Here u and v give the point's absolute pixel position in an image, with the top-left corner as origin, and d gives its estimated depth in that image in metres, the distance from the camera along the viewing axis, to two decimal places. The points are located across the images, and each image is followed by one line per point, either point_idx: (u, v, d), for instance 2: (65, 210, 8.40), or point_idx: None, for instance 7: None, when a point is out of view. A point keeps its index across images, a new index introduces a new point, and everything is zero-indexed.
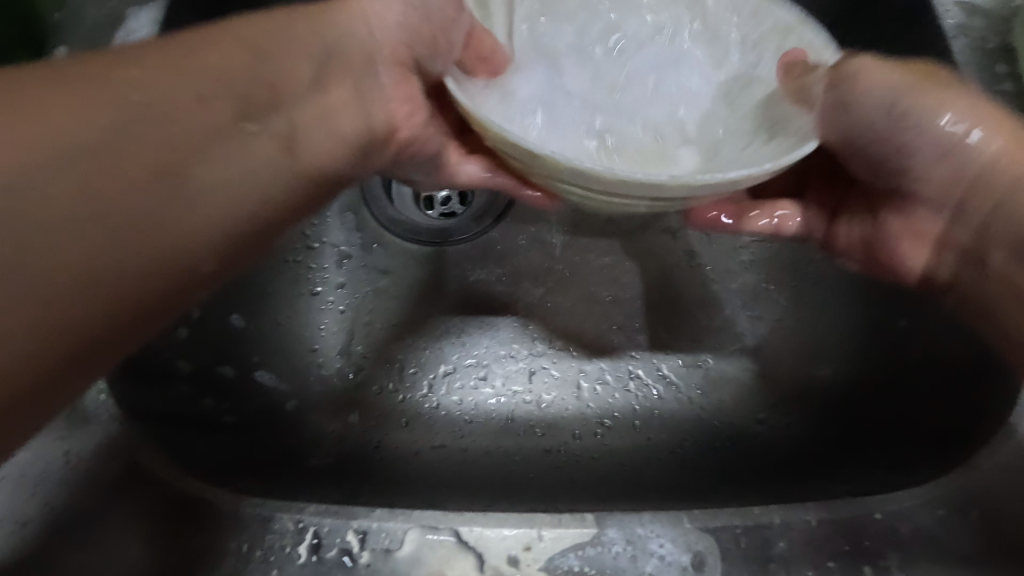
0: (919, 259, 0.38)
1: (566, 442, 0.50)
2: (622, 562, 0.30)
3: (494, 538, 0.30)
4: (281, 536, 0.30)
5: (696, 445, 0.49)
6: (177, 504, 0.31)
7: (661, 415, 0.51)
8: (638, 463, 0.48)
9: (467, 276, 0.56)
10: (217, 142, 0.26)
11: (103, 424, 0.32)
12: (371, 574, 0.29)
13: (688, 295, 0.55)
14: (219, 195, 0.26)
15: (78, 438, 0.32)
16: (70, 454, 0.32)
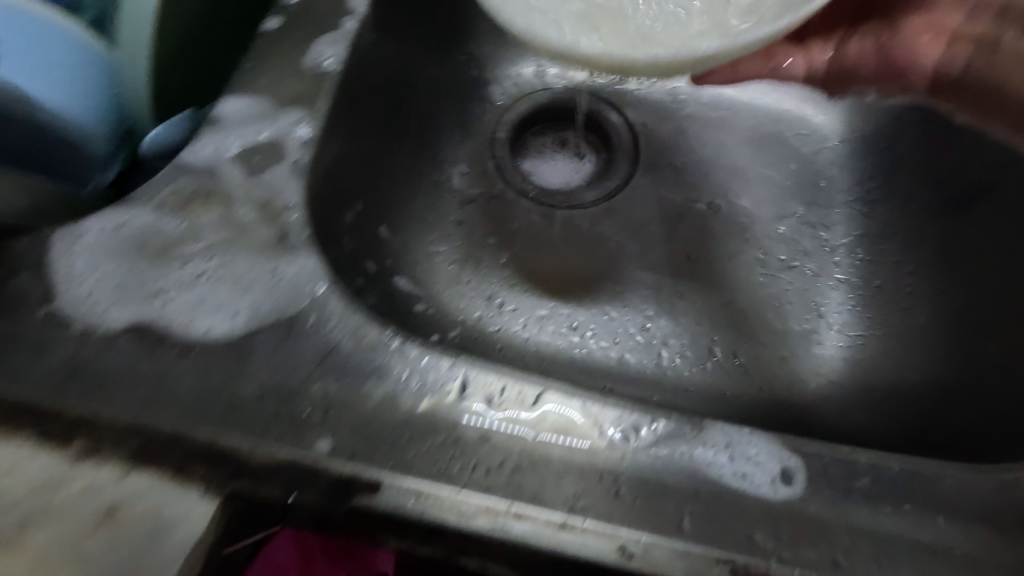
0: (935, 55, 0.44)
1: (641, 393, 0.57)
2: (721, 461, 0.34)
3: (613, 416, 0.34)
4: (436, 373, 0.35)
5: (761, 420, 0.56)
6: (353, 329, 0.37)
7: (723, 391, 0.58)
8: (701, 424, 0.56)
9: (565, 240, 0.65)
10: None
11: (303, 255, 0.39)
12: (506, 418, 0.34)
13: (762, 299, 0.63)
14: None
15: (284, 260, 0.38)
16: (278, 270, 0.38)
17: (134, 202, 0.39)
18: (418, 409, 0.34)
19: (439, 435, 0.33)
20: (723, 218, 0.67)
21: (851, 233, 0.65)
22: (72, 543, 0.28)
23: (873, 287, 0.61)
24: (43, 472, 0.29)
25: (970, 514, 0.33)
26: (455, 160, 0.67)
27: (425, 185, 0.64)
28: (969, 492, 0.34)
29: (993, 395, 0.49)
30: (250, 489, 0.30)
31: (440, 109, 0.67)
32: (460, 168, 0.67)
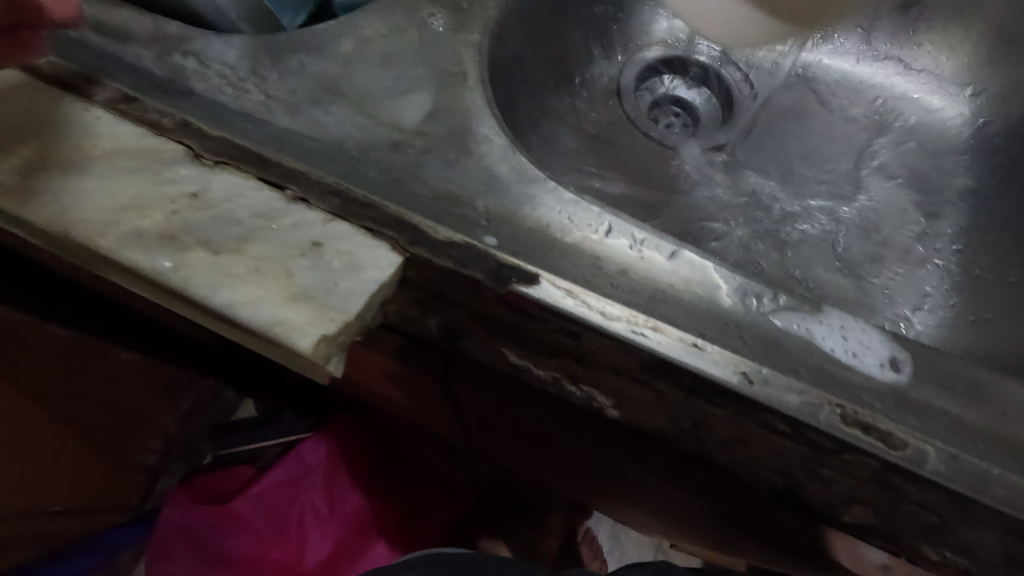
0: None
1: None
2: (833, 338, 0.36)
3: (740, 281, 0.37)
4: (586, 213, 0.39)
5: None
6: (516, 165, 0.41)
7: None
8: None
9: (673, 178, 0.68)
10: None
11: (478, 98, 0.43)
12: (644, 261, 0.37)
13: (857, 266, 0.64)
14: None
15: (462, 98, 0.43)
16: (457, 104, 0.42)
17: (340, 27, 0.44)
18: (566, 238, 0.38)
19: (585, 261, 0.37)
20: (831, 189, 0.68)
21: (956, 224, 0.66)
22: (283, 260, 0.33)
23: (971, 275, 0.62)
24: (262, 204, 0.34)
25: None
26: (584, 88, 0.71)
27: (555, 99, 0.68)
28: None
29: None
30: (427, 256, 0.34)
31: (583, 36, 0.70)
32: (586, 95, 0.71)
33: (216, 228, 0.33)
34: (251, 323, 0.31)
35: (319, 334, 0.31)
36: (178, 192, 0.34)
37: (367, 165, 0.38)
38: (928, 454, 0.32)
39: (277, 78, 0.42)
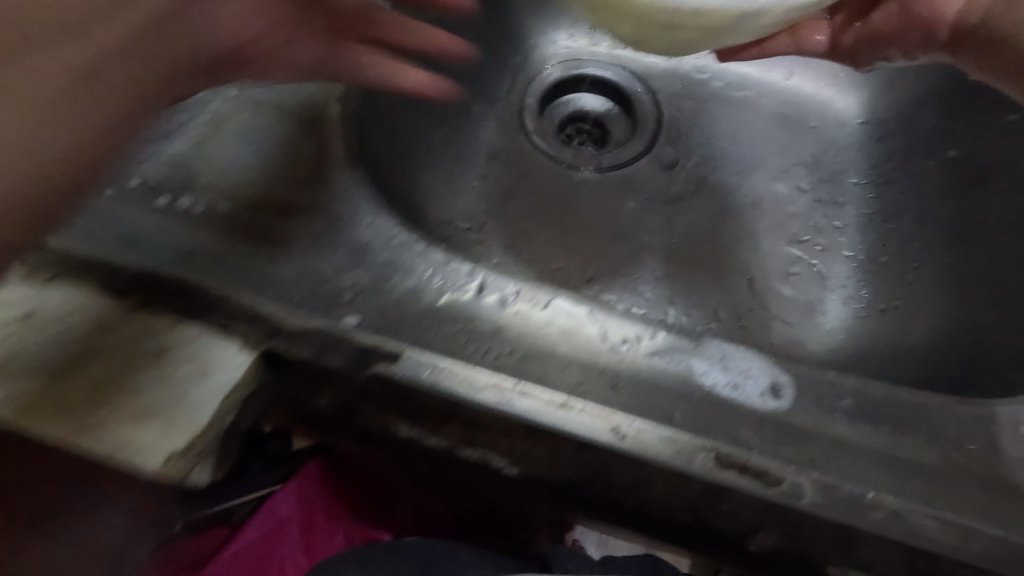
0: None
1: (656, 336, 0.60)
2: (714, 370, 0.36)
3: (616, 325, 0.37)
4: (457, 273, 0.38)
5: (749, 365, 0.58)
6: None
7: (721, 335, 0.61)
8: None
9: (583, 199, 0.68)
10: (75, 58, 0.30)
11: (339, 167, 0.42)
12: (517, 316, 0.37)
13: (767, 266, 0.65)
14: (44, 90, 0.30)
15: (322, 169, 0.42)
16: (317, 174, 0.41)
17: (193, 102, 0.43)
18: (436, 302, 0.37)
19: (455, 325, 0.36)
20: (740, 193, 0.69)
21: (861, 213, 0.66)
22: (122, 376, 0.32)
23: (878, 264, 0.63)
24: (100, 317, 0.33)
25: (953, 446, 0.35)
26: (488, 114, 0.71)
27: (455, 135, 0.67)
28: (959, 427, 0.36)
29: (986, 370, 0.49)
30: (282, 350, 0.33)
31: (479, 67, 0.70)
32: (490, 124, 0.71)
33: (48, 351, 0.32)
34: (93, 451, 0.31)
35: (166, 454, 0.30)
36: (6, 315, 0.33)
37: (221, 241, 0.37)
38: (805, 488, 0.31)
39: (129, 165, 0.40)
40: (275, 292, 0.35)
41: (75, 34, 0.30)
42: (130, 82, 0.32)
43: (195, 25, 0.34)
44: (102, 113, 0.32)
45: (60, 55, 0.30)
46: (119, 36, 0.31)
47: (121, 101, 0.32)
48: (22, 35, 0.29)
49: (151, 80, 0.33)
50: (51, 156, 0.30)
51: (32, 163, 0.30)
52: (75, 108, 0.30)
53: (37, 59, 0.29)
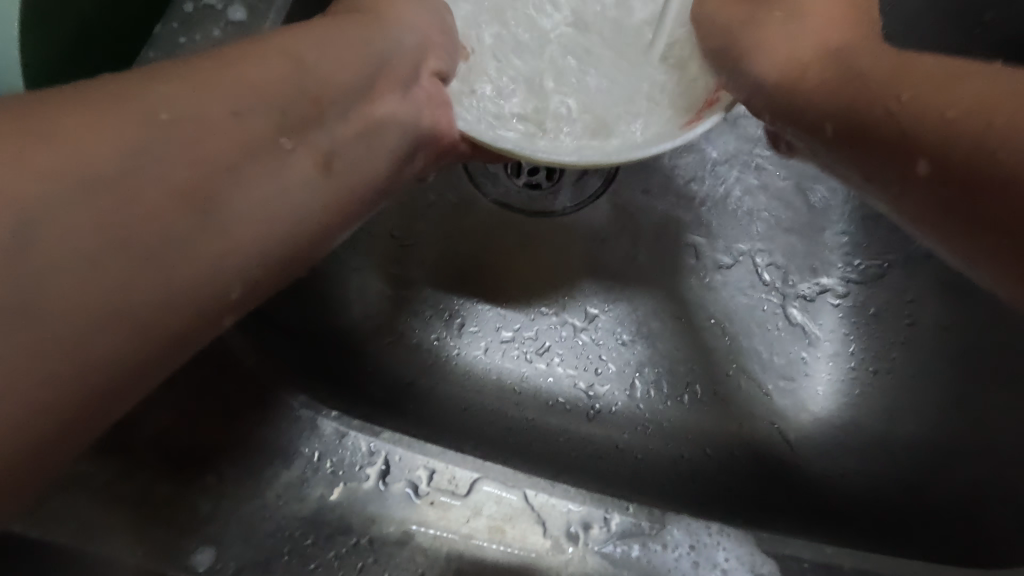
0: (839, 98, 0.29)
1: (590, 460, 0.48)
2: (683, 565, 0.29)
3: (560, 512, 0.30)
4: (352, 453, 0.31)
5: (717, 451, 0.51)
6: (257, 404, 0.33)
7: (693, 410, 0.53)
8: (668, 469, 0.49)
9: (532, 251, 0.57)
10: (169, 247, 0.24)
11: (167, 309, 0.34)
12: (432, 511, 0.30)
13: (742, 324, 0.55)
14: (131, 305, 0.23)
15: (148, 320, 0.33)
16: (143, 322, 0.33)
17: None
18: (329, 498, 0.31)
19: (351, 537, 0.30)
20: (707, 237, 0.57)
21: (847, 251, 0.55)
22: None
23: (868, 315, 0.53)
24: None
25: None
26: None
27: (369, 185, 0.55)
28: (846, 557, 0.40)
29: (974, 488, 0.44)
30: None
31: None
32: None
33: None
34: None
35: None
36: None
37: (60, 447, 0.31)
38: None
39: None
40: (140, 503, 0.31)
41: (308, 185, 0.29)
42: (290, 224, 0.28)
43: (336, 144, 0.31)
44: (270, 257, 0.28)
45: (285, 202, 0.28)
46: (340, 190, 0.31)
47: (274, 275, 0.29)
48: (240, 174, 0.26)
49: (334, 221, 0.31)
50: (230, 272, 0.26)
51: (169, 311, 0.24)
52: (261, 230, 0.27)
53: (255, 206, 0.27)
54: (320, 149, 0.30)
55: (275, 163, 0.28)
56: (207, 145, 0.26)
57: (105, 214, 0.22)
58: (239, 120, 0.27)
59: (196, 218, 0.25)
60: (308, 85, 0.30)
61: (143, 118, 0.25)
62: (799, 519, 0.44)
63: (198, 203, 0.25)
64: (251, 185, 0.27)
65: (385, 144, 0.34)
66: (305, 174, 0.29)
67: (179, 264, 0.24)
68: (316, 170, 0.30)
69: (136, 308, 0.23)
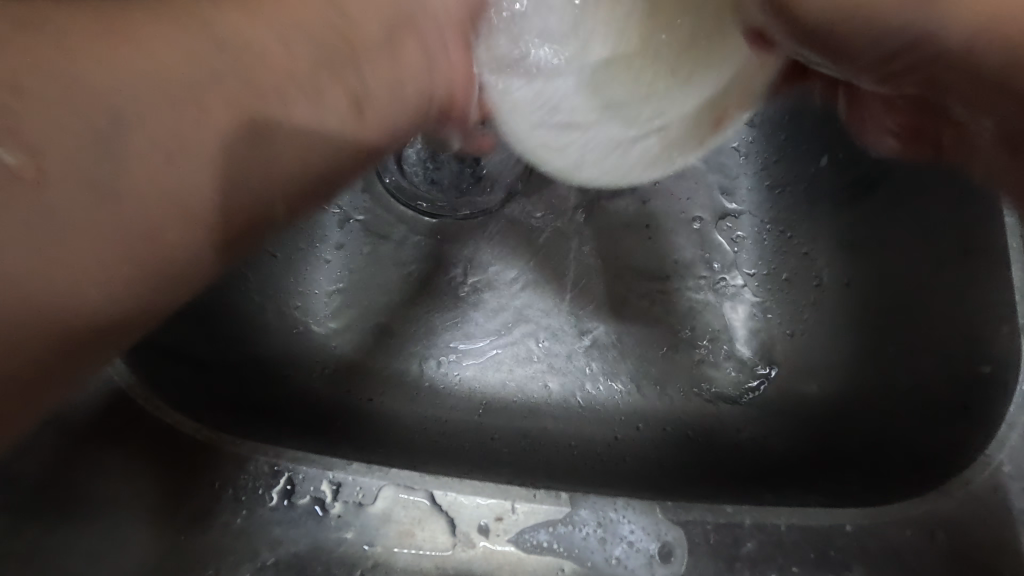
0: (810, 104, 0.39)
1: (527, 451, 0.48)
2: (592, 543, 0.30)
3: (469, 508, 0.30)
4: (255, 477, 0.31)
5: (649, 427, 0.52)
6: (170, 443, 0.33)
7: (625, 390, 0.54)
8: (604, 452, 0.50)
9: (453, 253, 0.57)
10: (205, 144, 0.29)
11: None
12: (340, 525, 0.30)
13: (663, 302, 0.57)
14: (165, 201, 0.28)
15: None
16: None
17: None
18: (234, 524, 0.31)
19: (261, 558, 0.30)
20: (623, 221, 0.58)
21: (756, 222, 0.58)
22: None
23: (781, 282, 0.56)
24: None
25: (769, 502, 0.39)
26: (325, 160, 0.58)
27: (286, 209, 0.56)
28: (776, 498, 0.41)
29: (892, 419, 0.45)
30: None
31: None
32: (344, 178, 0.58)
33: None
34: None
35: None
36: None
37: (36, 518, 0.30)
38: None
39: None
40: (92, 538, 0.30)
41: (323, 93, 0.31)
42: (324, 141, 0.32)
43: (356, 30, 0.32)
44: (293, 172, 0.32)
45: (220, 189, 0.29)
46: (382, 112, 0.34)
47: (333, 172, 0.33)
48: (306, 83, 0.30)
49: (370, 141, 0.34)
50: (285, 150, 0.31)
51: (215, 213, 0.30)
52: (274, 120, 0.30)
53: (278, 112, 0.30)
54: (346, 84, 0.32)
55: (304, 51, 0.31)
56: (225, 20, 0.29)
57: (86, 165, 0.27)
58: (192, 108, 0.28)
59: (249, 103, 0.29)
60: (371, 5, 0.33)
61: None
62: (727, 480, 0.46)
63: (261, 91, 0.29)
64: (249, 50, 0.29)
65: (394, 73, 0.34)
66: (294, 37, 0.30)
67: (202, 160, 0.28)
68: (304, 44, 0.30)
69: (105, 302, 0.28)
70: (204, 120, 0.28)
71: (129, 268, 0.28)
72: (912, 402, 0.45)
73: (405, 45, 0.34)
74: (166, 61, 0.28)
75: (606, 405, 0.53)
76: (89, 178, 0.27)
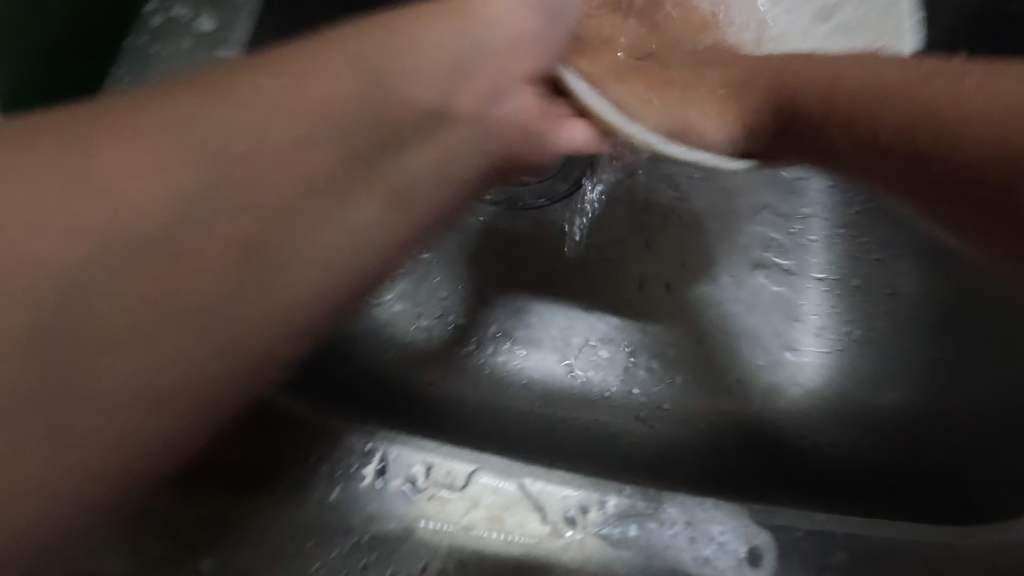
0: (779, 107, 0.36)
1: (589, 446, 0.49)
2: (680, 542, 0.30)
3: (558, 497, 0.31)
4: (349, 453, 0.32)
5: (711, 427, 0.52)
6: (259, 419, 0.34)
7: (687, 389, 0.53)
8: (665, 450, 0.49)
9: (517, 243, 0.57)
10: (321, 200, 0.29)
11: None
12: (432, 506, 0.31)
13: (727, 301, 0.56)
14: (308, 258, 0.28)
15: None
16: None
17: None
18: (328, 499, 0.31)
19: (352, 535, 0.30)
20: (689, 219, 0.57)
21: (825, 223, 0.56)
22: None
23: (850, 287, 0.54)
24: None
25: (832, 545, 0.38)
26: None
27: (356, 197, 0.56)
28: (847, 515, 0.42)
29: (972, 435, 0.44)
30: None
31: None
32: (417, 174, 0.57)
33: None
34: None
35: None
36: None
37: (169, 491, 0.30)
38: None
39: None
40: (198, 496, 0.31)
41: (424, 121, 0.33)
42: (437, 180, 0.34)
43: (450, 68, 0.34)
44: (317, 289, 0.29)
45: (254, 317, 0.27)
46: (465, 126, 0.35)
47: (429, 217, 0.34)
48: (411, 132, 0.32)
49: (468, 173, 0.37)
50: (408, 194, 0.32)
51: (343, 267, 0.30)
52: (294, 237, 0.28)
53: (310, 223, 0.29)
54: (385, 182, 0.31)
55: (404, 82, 0.32)
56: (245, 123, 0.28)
57: (59, 290, 0.23)
58: (202, 234, 0.26)
59: (360, 146, 0.30)
60: (450, 31, 0.35)
61: (311, 49, 0.30)
62: (796, 491, 0.46)
63: (377, 122, 0.30)
64: (290, 136, 0.28)
65: (452, 153, 0.34)
66: (311, 136, 0.29)
67: (328, 221, 0.29)
68: (337, 145, 0.29)
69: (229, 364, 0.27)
70: (236, 231, 0.27)
71: (211, 389, 0.26)
72: (994, 421, 0.43)
73: (454, 116, 0.34)
74: (294, 111, 0.28)
75: (665, 403, 0.52)
76: (233, 250, 0.27)
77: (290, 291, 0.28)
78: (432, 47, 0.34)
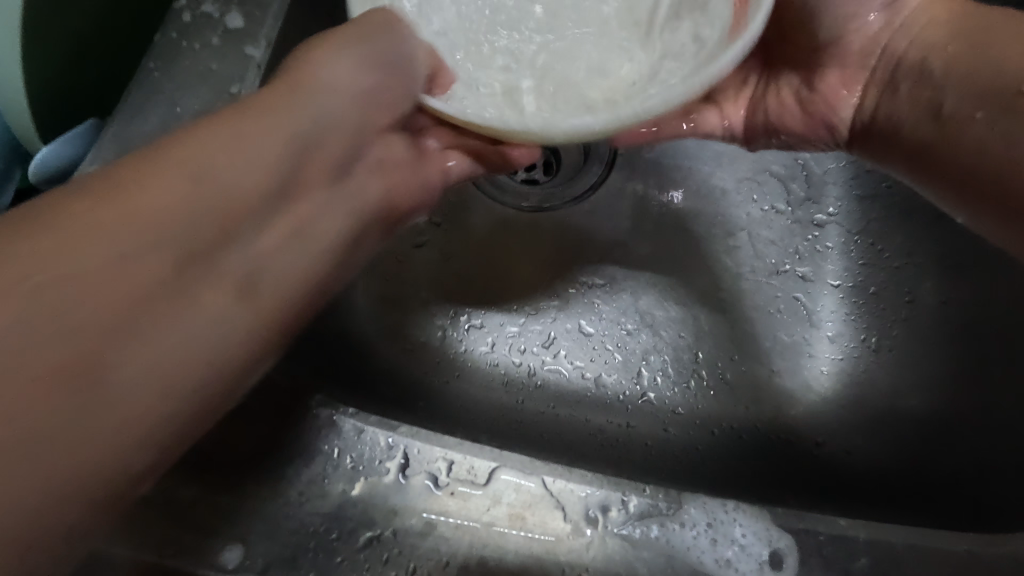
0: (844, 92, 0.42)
1: (603, 451, 0.49)
2: (701, 543, 0.30)
3: (579, 495, 0.31)
4: (372, 449, 0.32)
5: (728, 431, 0.52)
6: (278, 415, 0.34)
7: (702, 394, 0.53)
8: (680, 454, 0.50)
9: (534, 244, 0.57)
10: (169, 307, 0.24)
11: None
12: (454, 501, 0.31)
13: (744, 306, 0.56)
14: (146, 383, 0.23)
15: None
16: None
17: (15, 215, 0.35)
18: (350, 493, 0.31)
19: (375, 529, 0.30)
20: (704, 224, 0.57)
21: (841, 230, 0.56)
22: None
23: (867, 295, 0.54)
24: None
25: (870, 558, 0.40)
26: None
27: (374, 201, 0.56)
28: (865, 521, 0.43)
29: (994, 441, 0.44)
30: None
31: None
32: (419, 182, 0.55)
33: None
34: None
35: None
36: None
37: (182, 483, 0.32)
38: None
39: None
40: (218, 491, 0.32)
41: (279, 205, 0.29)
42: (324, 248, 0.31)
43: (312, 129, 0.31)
44: (161, 419, 0.23)
45: (113, 445, 0.22)
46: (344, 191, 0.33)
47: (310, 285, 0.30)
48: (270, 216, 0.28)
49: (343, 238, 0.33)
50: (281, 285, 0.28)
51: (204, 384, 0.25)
52: (113, 359, 0.22)
53: (124, 350, 0.23)
54: (230, 275, 0.26)
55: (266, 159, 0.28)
56: (55, 238, 0.22)
57: None
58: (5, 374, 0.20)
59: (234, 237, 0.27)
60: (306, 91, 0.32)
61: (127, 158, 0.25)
62: (816, 497, 0.46)
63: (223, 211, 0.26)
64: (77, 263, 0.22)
65: (309, 221, 0.31)
66: (132, 247, 0.23)
67: (156, 338, 0.23)
68: (161, 242, 0.24)
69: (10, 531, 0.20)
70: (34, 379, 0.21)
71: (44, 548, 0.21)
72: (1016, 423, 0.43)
73: (306, 179, 0.31)
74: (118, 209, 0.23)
75: (679, 407, 0.52)
76: None
77: (136, 406, 0.23)
78: (242, 117, 0.29)
